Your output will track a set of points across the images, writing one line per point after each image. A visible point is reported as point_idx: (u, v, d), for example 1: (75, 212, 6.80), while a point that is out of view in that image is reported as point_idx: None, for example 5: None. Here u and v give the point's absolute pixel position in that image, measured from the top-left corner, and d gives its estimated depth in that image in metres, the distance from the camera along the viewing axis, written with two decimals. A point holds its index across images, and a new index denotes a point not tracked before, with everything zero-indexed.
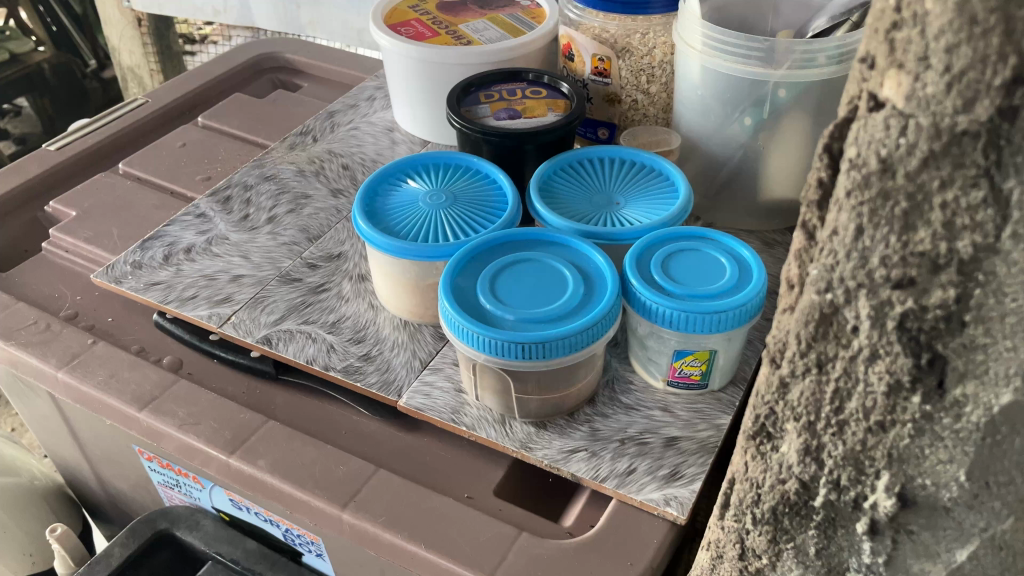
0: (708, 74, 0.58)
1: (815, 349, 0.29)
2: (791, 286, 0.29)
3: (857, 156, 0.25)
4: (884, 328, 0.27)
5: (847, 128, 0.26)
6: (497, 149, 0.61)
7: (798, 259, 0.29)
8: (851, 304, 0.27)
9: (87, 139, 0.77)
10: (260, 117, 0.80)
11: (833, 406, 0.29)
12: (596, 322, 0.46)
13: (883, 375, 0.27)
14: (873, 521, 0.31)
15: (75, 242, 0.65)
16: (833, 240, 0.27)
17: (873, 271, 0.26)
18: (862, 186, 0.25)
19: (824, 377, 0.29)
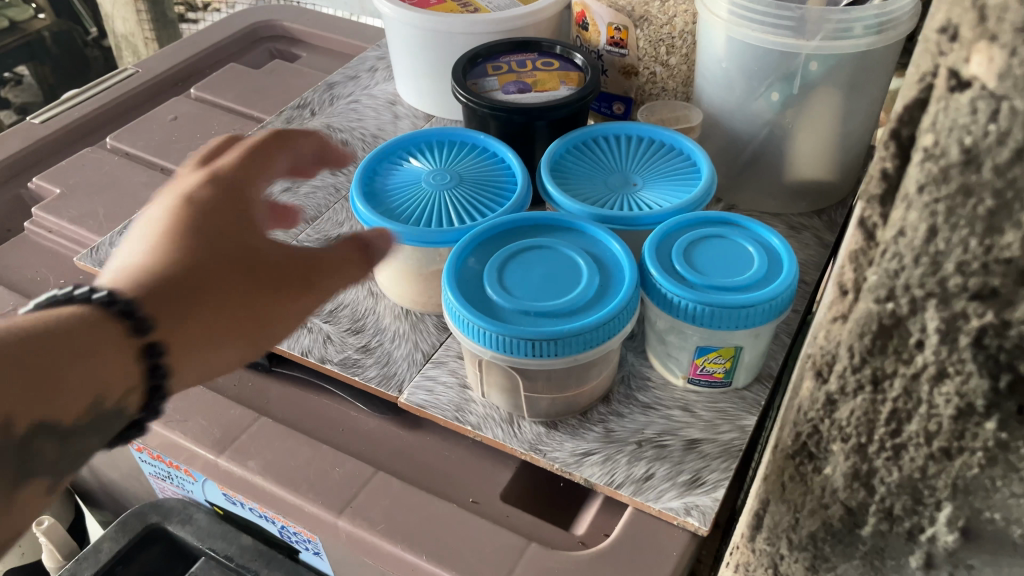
0: (733, 45, 0.53)
1: (870, 363, 0.25)
2: (844, 291, 0.26)
3: (934, 144, 0.21)
4: (955, 345, 0.23)
5: (921, 111, 0.22)
6: (506, 126, 0.57)
7: (853, 262, 0.25)
8: (917, 316, 0.23)
9: (74, 112, 0.73)
10: (255, 89, 0.76)
11: (890, 428, 0.26)
12: (613, 316, 0.42)
13: (952, 398, 0.24)
14: (930, 554, 0.28)
15: (59, 222, 0.61)
16: (899, 242, 0.23)
17: (946, 278, 0.22)
18: (939, 180, 0.21)
19: (880, 396, 0.25)
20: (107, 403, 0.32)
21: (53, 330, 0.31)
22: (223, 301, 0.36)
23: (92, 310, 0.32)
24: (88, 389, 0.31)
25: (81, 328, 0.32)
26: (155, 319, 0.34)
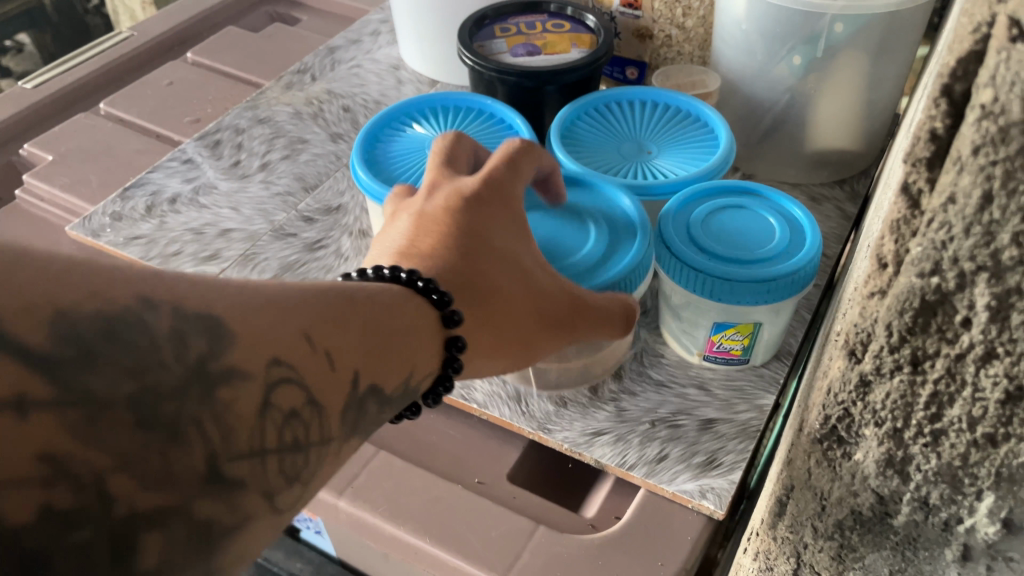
0: (755, 6, 0.51)
1: (910, 343, 0.23)
2: (882, 265, 0.23)
3: (994, 101, 0.19)
4: (1007, 322, 0.21)
5: (978, 65, 0.20)
6: (514, 91, 0.55)
7: (893, 233, 0.23)
8: (965, 291, 0.21)
9: (67, 76, 0.70)
10: (254, 53, 0.73)
11: (930, 413, 0.24)
12: (619, 280, 0.41)
13: (1001, 380, 0.22)
14: (967, 546, 0.26)
15: (51, 191, 0.59)
16: (948, 211, 0.21)
17: (999, 251, 0.20)
18: (995, 141, 0.19)
19: (920, 378, 0.24)
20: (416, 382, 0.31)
21: (385, 298, 0.30)
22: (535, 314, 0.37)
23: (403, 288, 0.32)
24: (400, 367, 0.30)
25: (406, 304, 0.31)
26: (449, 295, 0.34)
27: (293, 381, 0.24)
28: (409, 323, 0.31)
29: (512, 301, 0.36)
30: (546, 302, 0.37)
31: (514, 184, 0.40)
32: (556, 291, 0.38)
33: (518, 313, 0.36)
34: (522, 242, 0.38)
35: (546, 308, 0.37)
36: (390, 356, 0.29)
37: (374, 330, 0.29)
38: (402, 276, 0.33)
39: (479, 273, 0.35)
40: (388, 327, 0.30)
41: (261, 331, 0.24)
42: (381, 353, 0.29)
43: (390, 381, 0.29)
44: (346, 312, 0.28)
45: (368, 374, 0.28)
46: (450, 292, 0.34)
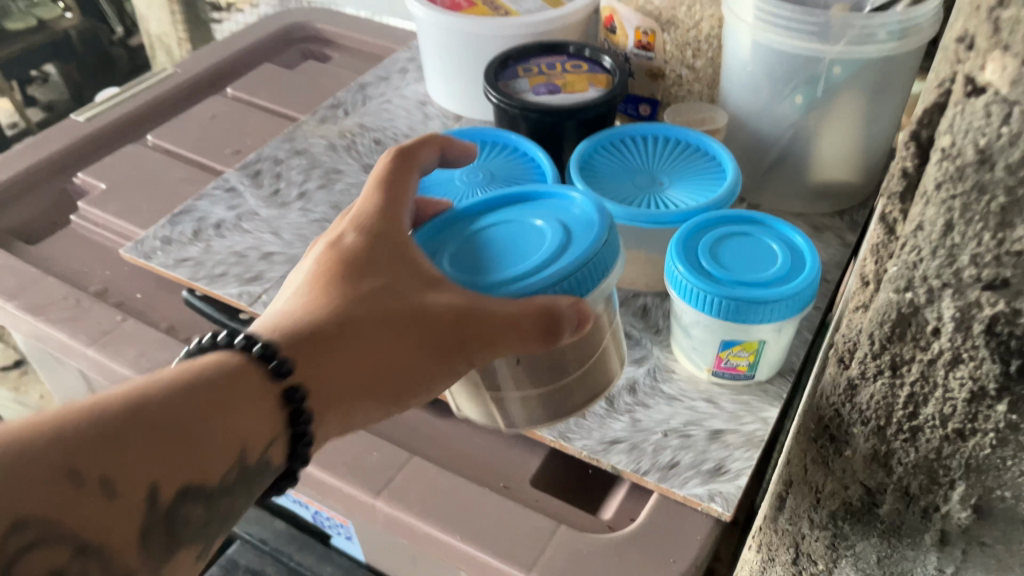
0: (760, 50, 0.55)
1: (890, 350, 0.27)
2: (865, 283, 0.27)
3: (951, 145, 0.23)
4: (969, 332, 0.25)
5: (939, 115, 0.24)
6: (536, 126, 0.59)
7: (875, 255, 0.27)
8: (934, 305, 0.25)
9: (116, 110, 0.75)
10: (290, 89, 0.78)
11: (907, 411, 0.28)
12: (565, 277, 0.37)
13: (966, 382, 0.26)
14: (944, 531, 0.29)
15: (105, 217, 0.64)
16: (918, 236, 0.25)
17: (960, 270, 0.24)
18: (955, 179, 0.23)
19: (899, 381, 0.27)
20: (250, 455, 0.31)
21: (223, 375, 0.31)
22: (420, 344, 0.36)
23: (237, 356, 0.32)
24: (243, 429, 0.31)
25: (245, 383, 0.32)
26: (295, 359, 0.33)
27: (53, 535, 0.25)
28: (259, 404, 0.32)
29: (393, 338, 0.35)
30: (437, 331, 0.36)
31: (394, 209, 0.40)
32: (447, 315, 0.36)
33: (398, 350, 0.36)
34: (402, 280, 0.37)
35: (435, 337, 0.36)
36: (226, 429, 0.30)
37: (199, 417, 0.30)
38: (248, 346, 0.33)
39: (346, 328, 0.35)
40: (218, 406, 0.30)
41: (13, 491, 0.25)
42: (198, 441, 0.29)
43: (248, 448, 0.31)
44: (144, 420, 0.28)
45: (190, 469, 0.29)
46: (296, 359, 0.33)
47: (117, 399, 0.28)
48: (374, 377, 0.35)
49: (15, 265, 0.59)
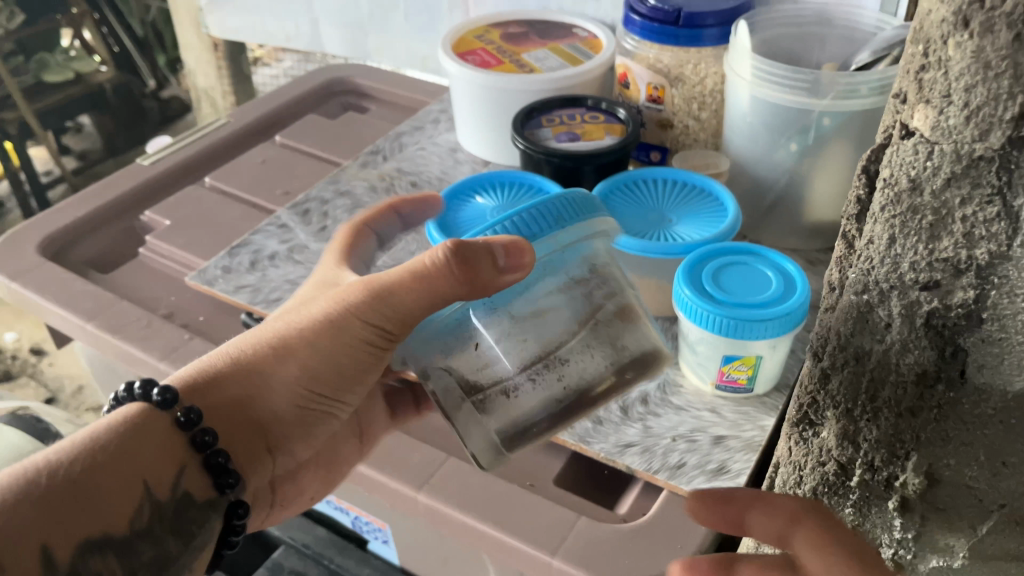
0: (758, 103, 0.62)
1: (853, 343, 0.33)
2: (832, 289, 0.34)
3: (891, 176, 0.30)
4: (913, 325, 0.31)
5: (882, 153, 0.31)
6: (558, 169, 0.66)
7: (839, 265, 0.34)
8: (885, 304, 0.32)
9: (177, 155, 0.83)
10: (334, 138, 0.86)
11: (869, 395, 0.34)
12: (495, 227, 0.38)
13: (913, 366, 0.32)
14: (904, 498, 0.35)
15: (171, 249, 0.71)
16: (869, 249, 0.31)
17: (903, 274, 0.31)
18: (894, 203, 0.30)
19: (862, 368, 0.34)
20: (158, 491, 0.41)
21: (133, 432, 0.41)
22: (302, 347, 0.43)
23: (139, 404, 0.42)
24: (144, 469, 0.40)
25: (153, 431, 0.41)
26: (189, 399, 0.43)
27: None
28: (165, 444, 0.42)
29: (278, 347, 0.43)
30: (318, 331, 0.43)
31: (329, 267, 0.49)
32: (322, 316, 0.43)
33: (289, 353, 0.43)
34: (298, 306, 0.45)
35: (319, 334, 0.43)
36: (123, 483, 0.39)
37: (104, 474, 0.39)
38: (147, 394, 0.42)
39: (238, 353, 0.44)
40: (120, 463, 0.39)
41: None
42: (104, 492, 0.39)
43: (155, 488, 0.41)
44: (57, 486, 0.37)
45: (97, 524, 0.38)
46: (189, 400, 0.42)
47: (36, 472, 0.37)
48: (267, 378, 0.43)
49: (93, 291, 0.66)
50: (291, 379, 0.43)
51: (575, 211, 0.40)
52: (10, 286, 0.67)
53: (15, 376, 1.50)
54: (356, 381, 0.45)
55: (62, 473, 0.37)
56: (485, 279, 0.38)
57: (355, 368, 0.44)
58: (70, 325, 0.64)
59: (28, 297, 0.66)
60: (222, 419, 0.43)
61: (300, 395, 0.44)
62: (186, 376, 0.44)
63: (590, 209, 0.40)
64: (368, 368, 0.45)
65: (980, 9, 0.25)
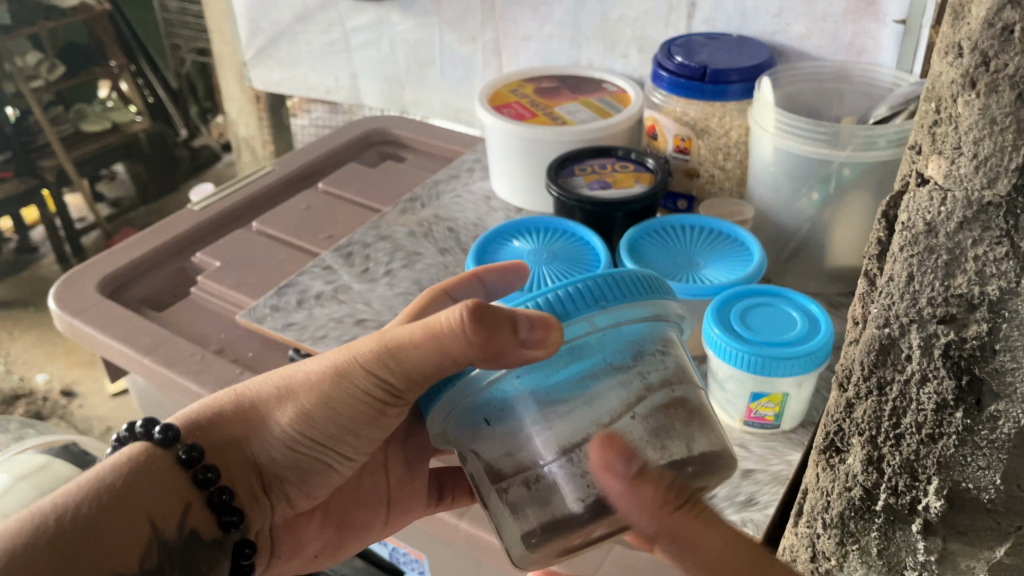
0: (781, 154, 0.66)
1: (876, 373, 0.37)
2: (857, 322, 0.38)
3: (908, 220, 0.34)
4: (932, 356, 0.35)
5: (899, 199, 0.36)
6: (590, 216, 0.70)
7: (862, 301, 0.38)
8: (906, 337, 0.35)
9: (225, 201, 0.88)
10: (373, 185, 0.90)
11: (892, 422, 0.37)
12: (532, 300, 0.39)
13: (932, 395, 0.35)
14: (926, 520, 0.38)
15: (222, 289, 0.75)
16: (890, 285, 0.35)
17: (921, 308, 0.34)
18: (913, 243, 0.34)
19: (884, 398, 0.37)
20: (164, 533, 0.42)
21: (138, 470, 0.43)
22: (301, 393, 0.44)
23: (145, 444, 0.44)
24: (148, 509, 0.42)
25: (158, 472, 0.43)
26: (190, 437, 0.44)
27: None
28: (168, 482, 0.43)
29: (279, 392, 0.44)
30: (319, 381, 0.43)
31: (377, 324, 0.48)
32: (325, 365, 0.43)
33: (286, 400, 0.44)
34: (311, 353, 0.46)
35: (321, 385, 0.43)
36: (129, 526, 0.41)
37: (110, 516, 0.40)
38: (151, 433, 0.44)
39: (243, 392, 0.45)
40: (124, 504, 0.41)
41: None
42: (108, 533, 0.40)
43: (161, 528, 0.42)
44: (65, 529, 0.39)
45: (102, 563, 0.39)
46: (189, 439, 0.44)
47: (42, 516, 0.39)
48: (265, 421, 0.44)
49: (149, 327, 0.70)
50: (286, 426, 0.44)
51: (618, 294, 0.39)
52: (71, 322, 0.71)
53: (47, 416, 1.53)
54: (359, 435, 0.45)
55: (72, 513, 0.39)
56: (502, 345, 0.36)
57: (355, 423, 0.44)
58: (127, 358, 0.68)
59: (88, 333, 0.70)
60: (220, 457, 0.44)
61: (295, 444, 0.44)
62: (192, 413, 0.46)
63: (637, 295, 0.39)
64: (370, 423, 0.44)
65: (985, 72, 0.29)
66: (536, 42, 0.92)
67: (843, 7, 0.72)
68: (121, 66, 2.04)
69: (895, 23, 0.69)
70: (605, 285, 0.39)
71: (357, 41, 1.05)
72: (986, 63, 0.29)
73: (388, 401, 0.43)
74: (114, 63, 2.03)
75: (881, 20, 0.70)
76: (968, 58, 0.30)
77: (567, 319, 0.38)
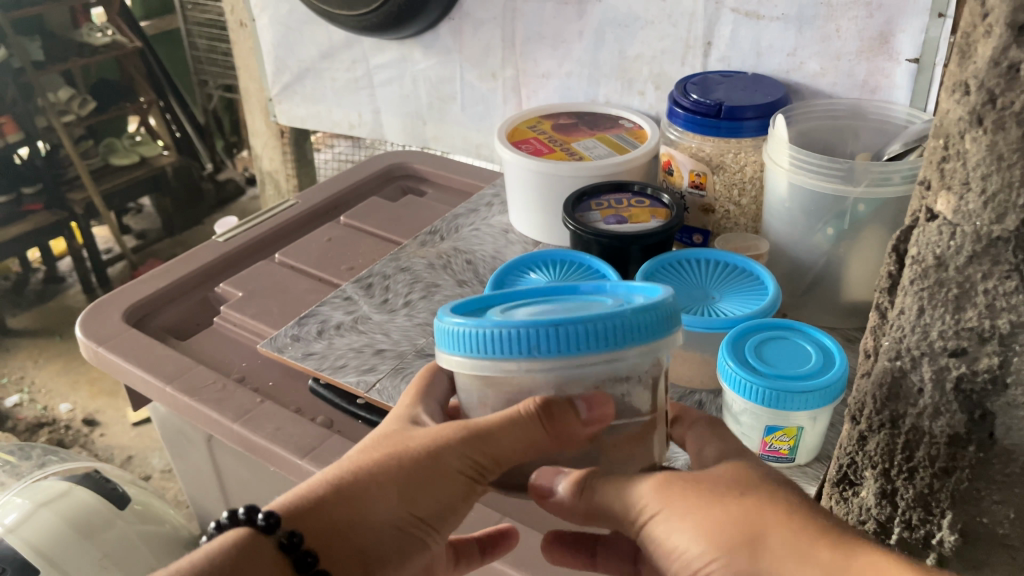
0: (795, 189, 0.66)
1: (889, 408, 0.41)
2: (869, 355, 0.43)
3: (919, 253, 0.37)
4: (944, 390, 0.39)
5: (910, 233, 0.38)
6: (606, 249, 0.71)
7: (874, 333, 0.42)
8: (917, 370, 0.39)
9: (248, 233, 0.89)
10: (394, 219, 0.92)
11: (905, 455, 0.42)
12: (558, 326, 0.39)
13: (945, 429, 0.40)
14: (941, 552, 0.43)
15: (244, 318, 0.76)
16: (901, 317, 0.39)
17: (933, 341, 0.38)
18: (923, 277, 0.37)
19: (897, 431, 0.42)
20: None
21: (239, 558, 0.39)
22: (405, 477, 0.40)
23: (246, 528, 0.40)
24: None
25: (260, 556, 0.39)
26: (291, 521, 0.39)
27: None
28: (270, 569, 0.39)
29: (382, 475, 0.40)
30: (420, 463, 0.41)
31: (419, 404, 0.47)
32: (426, 449, 0.41)
33: (389, 485, 0.40)
34: (390, 436, 0.43)
35: (420, 466, 0.41)
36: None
37: None
38: (253, 518, 0.39)
39: (339, 475, 0.41)
40: None
41: None
42: None
43: None
44: None
45: None
46: (290, 522, 0.39)
47: None
48: (370, 510, 0.40)
49: (173, 356, 0.71)
50: (394, 513, 0.40)
51: (605, 341, 0.39)
52: (96, 350, 0.73)
53: (69, 445, 1.54)
54: (454, 521, 0.42)
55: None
56: (570, 432, 0.41)
57: (456, 506, 0.41)
58: (150, 386, 0.69)
59: (113, 361, 0.71)
60: (329, 548, 0.39)
61: (405, 528, 0.40)
62: (287, 496, 0.41)
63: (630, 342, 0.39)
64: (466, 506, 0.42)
65: (992, 109, 0.31)
66: (555, 79, 0.94)
67: (857, 46, 0.73)
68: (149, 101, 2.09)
69: (908, 62, 0.71)
70: (599, 329, 0.39)
71: (379, 78, 1.08)
72: (992, 100, 0.31)
73: (478, 481, 0.41)
74: (143, 99, 2.08)
75: (894, 59, 0.71)
76: (975, 95, 0.32)
77: (540, 356, 0.39)
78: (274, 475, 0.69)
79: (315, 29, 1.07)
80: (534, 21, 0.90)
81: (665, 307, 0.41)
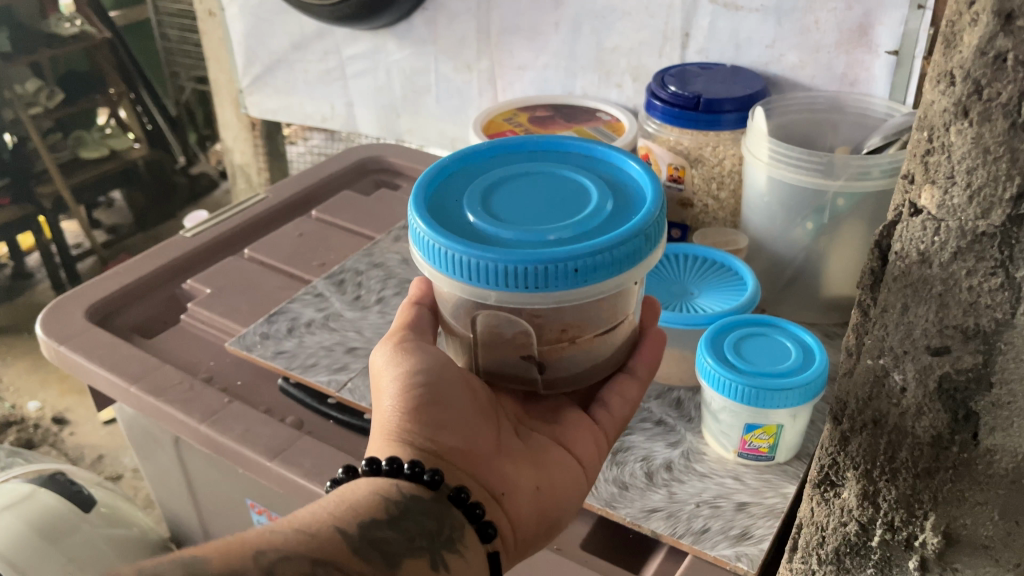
0: (774, 183, 0.65)
1: (872, 406, 0.41)
2: (850, 354, 0.42)
3: (902, 249, 0.36)
4: (926, 388, 0.38)
5: (892, 229, 0.37)
6: None
7: (855, 332, 0.41)
8: (899, 369, 0.39)
9: (218, 229, 0.87)
10: (366, 213, 0.90)
11: (888, 455, 0.41)
12: (502, 266, 0.40)
13: (928, 428, 0.39)
14: (923, 556, 0.43)
15: (211, 316, 0.74)
16: (884, 316, 0.38)
17: (919, 337, 0.37)
18: (906, 273, 0.37)
19: (878, 430, 0.41)
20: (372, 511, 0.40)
21: (349, 487, 0.43)
22: (387, 379, 0.47)
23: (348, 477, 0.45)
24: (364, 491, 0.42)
25: (362, 483, 0.43)
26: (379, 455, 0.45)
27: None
28: (430, 507, 0.42)
29: (383, 395, 0.47)
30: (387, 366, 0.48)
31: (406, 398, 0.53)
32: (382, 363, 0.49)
33: (387, 390, 0.47)
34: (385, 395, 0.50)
35: (386, 371, 0.48)
36: (403, 536, 0.40)
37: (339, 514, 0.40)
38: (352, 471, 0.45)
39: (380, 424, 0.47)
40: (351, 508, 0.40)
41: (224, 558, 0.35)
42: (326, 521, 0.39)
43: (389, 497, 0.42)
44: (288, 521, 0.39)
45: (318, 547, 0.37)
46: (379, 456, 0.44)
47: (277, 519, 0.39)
48: (388, 418, 0.46)
49: (138, 355, 0.69)
50: (398, 406, 0.46)
51: (486, 279, 0.41)
52: (57, 350, 0.70)
53: (37, 445, 1.51)
54: (451, 376, 0.47)
55: (208, 567, 0.34)
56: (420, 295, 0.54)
57: (433, 361, 0.47)
58: (114, 386, 0.67)
59: (75, 360, 0.69)
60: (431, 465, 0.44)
61: (416, 391, 0.46)
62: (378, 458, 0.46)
63: (515, 288, 0.41)
64: (443, 355, 0.49)
65: (978, 100, 0.31)
66: (531, 71, 0.92)
67: (836, 39, 0.72)
68: (119, 93, 2.05)
69: (888, 54, 0.70)
70: (485, 269, 0.41)
71: (353, 69, 1.05)
72: (978, 91, 0.31)
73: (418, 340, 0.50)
74: (113, 90, 2.04)
75: (874, 51, 0.71)
76: (960, 86, 0.31)
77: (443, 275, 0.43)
78: (245, 476, 0.67)
79: (286, 19, 1.04)
80: (510, 12, 0.89)
81: (574, 262, 0.40)
